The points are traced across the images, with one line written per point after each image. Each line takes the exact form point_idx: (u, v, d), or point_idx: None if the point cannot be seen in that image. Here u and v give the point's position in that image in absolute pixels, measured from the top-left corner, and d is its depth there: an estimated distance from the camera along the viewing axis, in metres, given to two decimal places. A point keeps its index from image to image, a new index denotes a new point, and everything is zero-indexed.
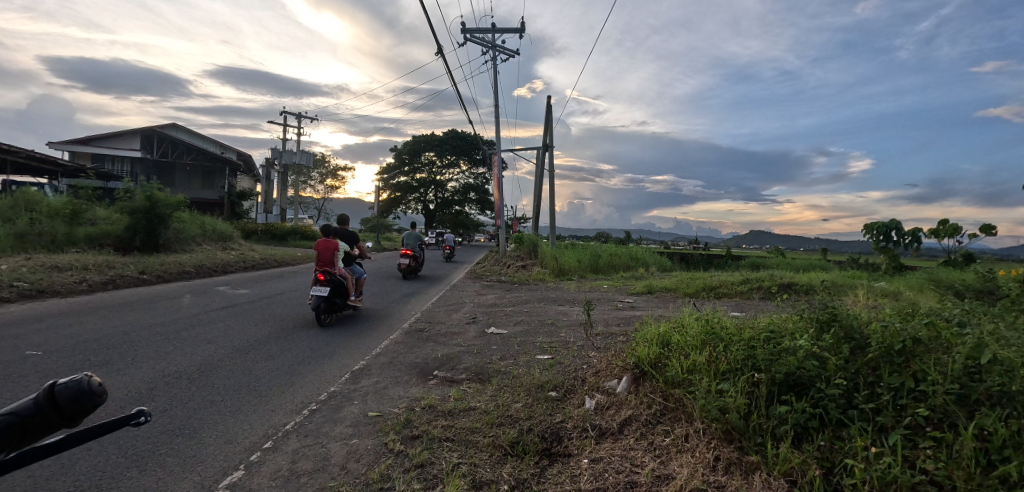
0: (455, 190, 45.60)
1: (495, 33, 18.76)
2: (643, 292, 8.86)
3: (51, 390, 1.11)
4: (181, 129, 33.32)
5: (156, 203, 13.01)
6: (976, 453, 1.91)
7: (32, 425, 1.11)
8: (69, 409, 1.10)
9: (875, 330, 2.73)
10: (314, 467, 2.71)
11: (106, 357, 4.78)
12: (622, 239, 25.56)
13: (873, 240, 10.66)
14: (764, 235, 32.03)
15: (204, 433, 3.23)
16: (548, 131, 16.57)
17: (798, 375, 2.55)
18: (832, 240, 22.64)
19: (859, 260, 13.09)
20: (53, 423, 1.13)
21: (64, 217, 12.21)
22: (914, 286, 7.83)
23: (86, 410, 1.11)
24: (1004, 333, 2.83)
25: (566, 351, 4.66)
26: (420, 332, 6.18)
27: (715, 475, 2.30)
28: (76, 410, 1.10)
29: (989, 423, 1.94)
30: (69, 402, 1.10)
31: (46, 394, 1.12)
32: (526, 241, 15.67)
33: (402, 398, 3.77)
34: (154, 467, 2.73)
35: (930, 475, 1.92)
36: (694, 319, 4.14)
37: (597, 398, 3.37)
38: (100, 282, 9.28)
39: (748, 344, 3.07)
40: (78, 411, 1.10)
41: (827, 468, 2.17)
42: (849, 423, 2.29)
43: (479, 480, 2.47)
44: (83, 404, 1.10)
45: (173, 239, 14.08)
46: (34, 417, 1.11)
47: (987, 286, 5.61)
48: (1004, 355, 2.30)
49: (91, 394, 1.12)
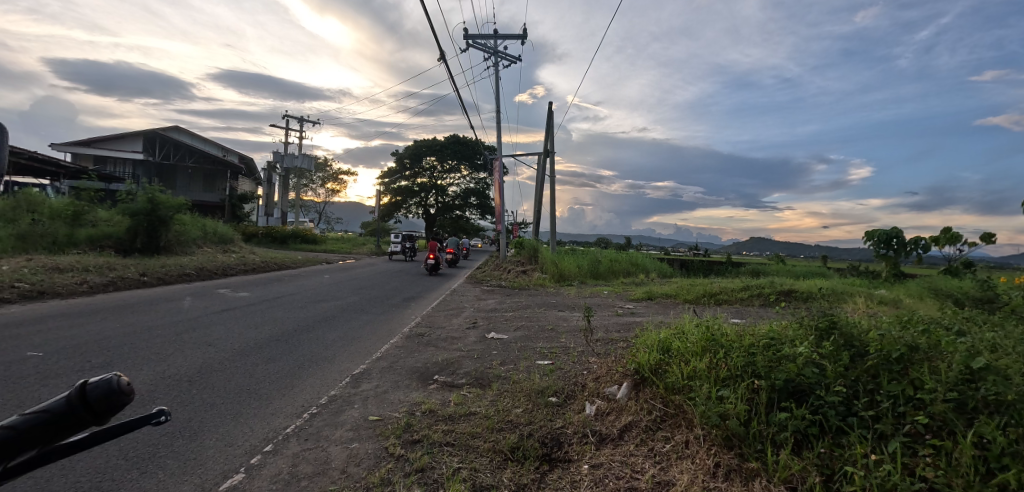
0: (456, 194, 45.68)
1: (498, 39, 18.92)
2: (643, 298, 8.89)
3: (84, 389, 1.15)
4: (184, 131, 33.50)
5: (157, 205, 13.06)
6: (975, 461, 1.92)
7: (64, 423, 1.15)
8: (101, 407, 1.13)
9: (874, 338, 2.75)
10: (315, 471, 2.71)
11: (107, 359, 4.79)
12: (622, 245, 25.57)
13: (873, 247, 10.66)
14: (764, 242, 32.05)
15: (204, 436, 3.23)
16: (549, 137, 16.62)
17: (798, 383, 2.56)
18: (832, 248, 22.66)
19: (859, 267, 13.07)
20: (83, 422, 1.15)
21: (66, 219, 12.27)
22: (914, 295, 7.83)
23: (116, 408, 1.14)
24: (1002, 341, 2.84)
25: (565, 356, 4.67)
26: (421, 336, 6.19)
27: (714, 482, 2.31)
28: (108, 408, 1.13)
29: (987, 431, 1.96)
30: (101, 400, 1.14)
31: (78, 393, 1.15)
32: (526, 246, 15.69)
33: (402, 402, 3.78)
34: (154, 469, 2.74)
35: (929, 483, 1.93)
36: (694, 326, 4.15)
37: (597, 404, 3.38)
38: (101, 283, 9.29)
39: (748, 350, 3.08)
40: (107, 409, 1.14)
41: (828, 476, 2.18)
42: (849, 430, 2.29)
43: (479, 485, 2.48)
44: (114, 401, 1.14)
45: (174, 241, 14.11)
46: (68, 414, 1.15)
47: (986, 294, 5.61)
48: (1002, 364, 2.32)
49: (120, 393, 1.16)
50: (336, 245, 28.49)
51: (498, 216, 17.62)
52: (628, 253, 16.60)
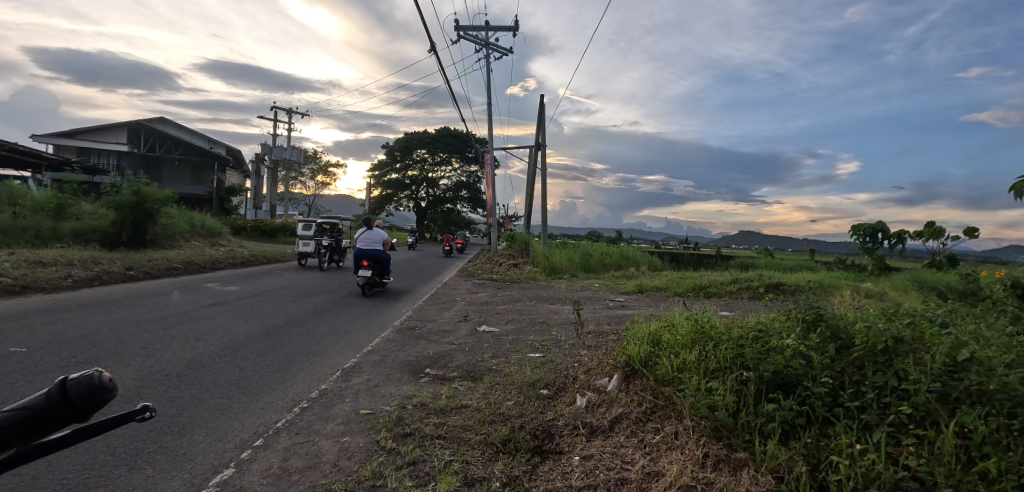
0: (447, 187, 45.46)
1: (489, 31, 18.78)
2: (634, 291, 8.94)
3: (63, 386, 1.13)
4: (170, 123, 32.93)
5: (143, 198, 12.85)
6: (957, 450, 1.97)
7: (43, 421, 1.13)
8: (81, 404, 1.12)
9: (860, 330, 2.79)
10: (306, 465, 2.71)
11: (93, 355, 4.72)
12: (613, 238, 25.70)
13: (860, 241, 10.79)
14: (754, 236, 32.33)
15: (193, 431, 3.20)
16: (540, 130, 16.53)
17: (786, 374, 2.60)
18: (819, 242, 22.92)
19: (846, 261, 13.22)
20: (64, 419, 1.13)
21: (49, 212, 12.03)
22: (899, 288, 7.95)
23: (95, 405, 1.12)
24: (983, 333, 2.91)
25: (556, 349, 4.70)
26: (412, 330, 6.18)
27: (704, 472, 2.34)
28: (87, 405, 1.11)
29: (969, 420, 2.00)
30: (81, 398, 1.12)
31: (59, 390, 1.14)
32: (517, 239, 15.67)
33: (393, 396, 3.77)
34: (142, 465, 2.71)
35: (912, 471, 1.96)
36: (684, 318, 4.18)
37: (587, 396, 3.40)
38: (86, 278, 9.14)
39: (737, 342, 3.12)
40: (88, 405, 1.12)
41: (814, 465, 2.21)
42: (834, 421, 2.33)
43: (471, 477, 2.49)
44: (94, 399, 1.12)
45: (161, 234, 13.91)
46: (46, 412, 1.13)
47: (970, 287, 5.70)
48: (984, 355, 2.37)
49: (102, 390, 1.14)
50: None
51: (489, 209, 17.57)
52: (619, 246, 16.65)
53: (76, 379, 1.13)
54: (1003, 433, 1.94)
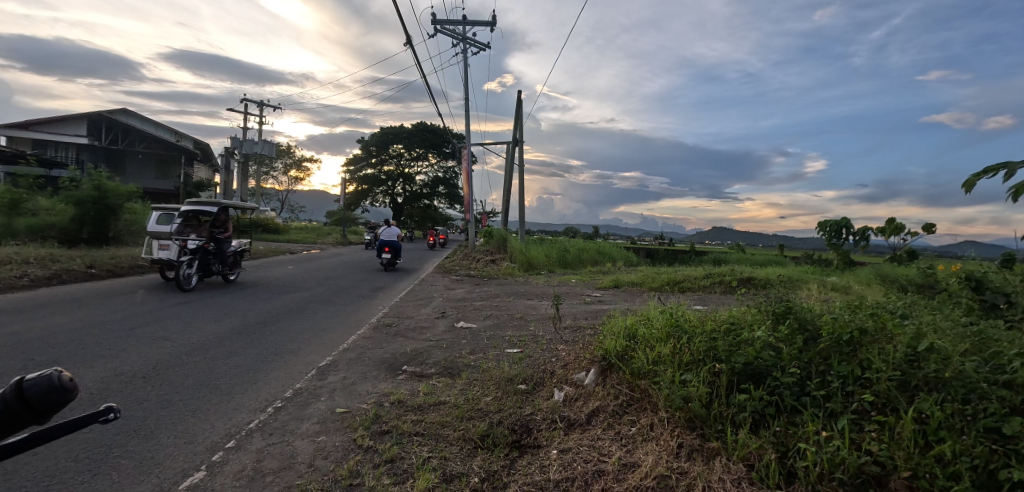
0: (425, 183, 45.05)
1: (466, 25, 18.62)
2: (610, 287, 9.05)
3: (18, 387, 1.08)
4: (134, 115, 31.58)
5: (105, 193, 12.30)
6: (915, 434, 2.07)
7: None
8: (38, 404, 1.07)
9: (827, 322, 2.90)
10: (280, 466, 2.65)
11: (52, 357, 4.50)
12: (590, 234, 25.94)
13: (826, 237, 11.16)
14: (726, 231, 33.13)
15: (161, 433, 3.10)
16: (518, 126, 16.52)
17: (756, 366, 2.68)
18: (788, 237, 23.63)
19: (813, 256, 13.68)
20: (20, 422, 1.08)
21: (2, 207, 11.40)
22: (863, 281, 8.27)
23: (55, 405, 1.08)
24: (940, 323, 3.05)
25: (534, 344, 4.72)
26: (389, 327, 6.11)
27: (678, 462, 2.40)
28: (46, 405, 1.07)
29: (926, 407, 2.11)
30: (38, 397, 1.07)
31: (12, 391, 1.09)
32: (495, 236, 15.64)
33: (370, 393, 3.72)
34: (107, 470, 2.61)
35: (874, 456, 2.05)
36: (659, 312, 4.26)
37: (565, 390, 3.43)
38: (44, 277, 8.70)
39: (710, 335, 3.20)
40: (47, 407, 1.08)
41: (783, 452, 2.28)
42: (802, 409, 2.41)
43: (449, 473, 2.48)
44: (53, 399, 1.07)
45: (125, 231, 13.35)
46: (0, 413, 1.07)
47: (927, 280, 5.97)
48: (941, 345, 2.49)
49: (61, 390, 1.09)
50: (300, 235, 27.64)
51: (467, 205, 17.49)
52: (595, 242, 16.82)
53: (32, 378, 1.08)
54: (956, 418, 2.05)
